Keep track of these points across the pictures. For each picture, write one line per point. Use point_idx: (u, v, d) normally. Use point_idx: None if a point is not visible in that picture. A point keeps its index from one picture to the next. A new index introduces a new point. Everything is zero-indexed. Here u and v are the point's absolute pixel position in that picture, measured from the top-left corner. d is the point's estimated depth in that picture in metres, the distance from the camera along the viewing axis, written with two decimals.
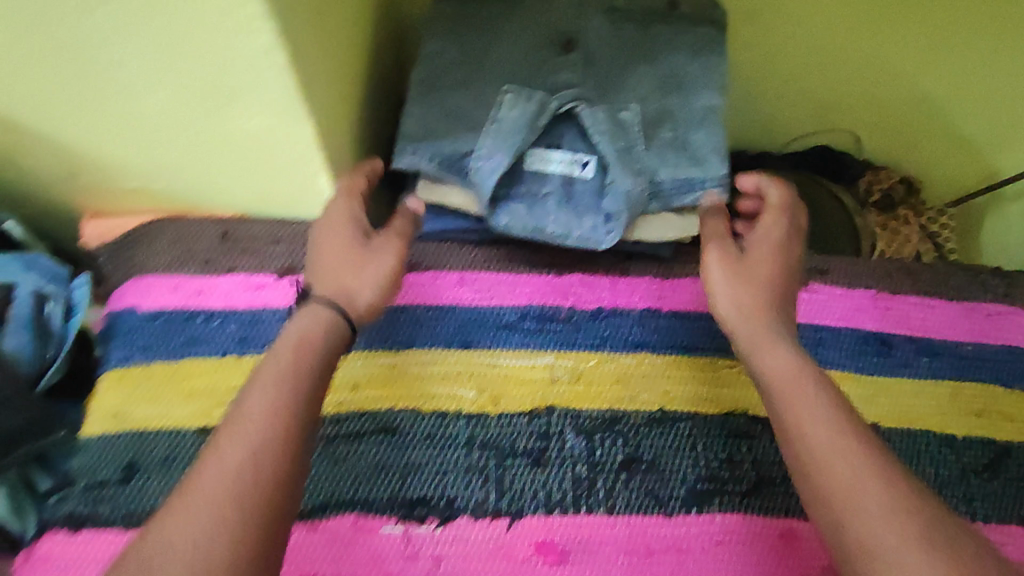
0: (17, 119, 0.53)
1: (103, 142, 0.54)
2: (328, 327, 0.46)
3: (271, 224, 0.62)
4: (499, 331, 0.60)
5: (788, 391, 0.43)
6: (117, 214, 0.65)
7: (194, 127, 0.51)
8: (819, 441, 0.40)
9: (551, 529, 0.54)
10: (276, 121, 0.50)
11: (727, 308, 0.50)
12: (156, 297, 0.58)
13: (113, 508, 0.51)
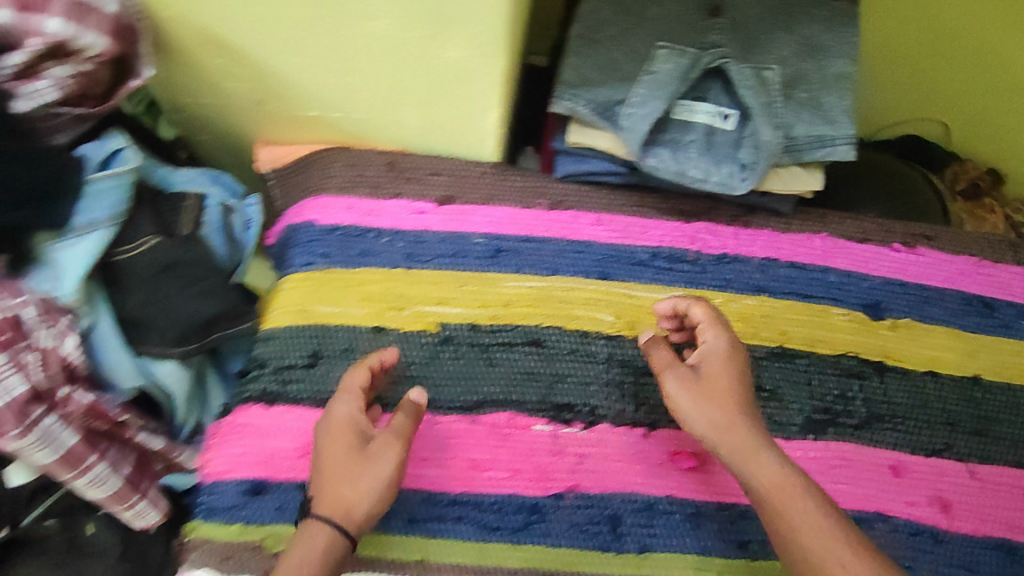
0: (232, 44, 0.58)
1: (302, 68, 0.60)
2: (334, 540, 0.47)
3: (431, 158, 0.68)
4: (634, 266, 0.66)
5: (777, 507, 0.47)
6: (287, 142, 0.72)
7: (395, 57, 0.57)
8: (809, 547, 0.46)
9: (683, 439, 0.60)
10: (475, 54, 0.55)
11: (696, 430, 0.52)
12: (332, 213, 0.65)
13: (301, 388, 0.58)
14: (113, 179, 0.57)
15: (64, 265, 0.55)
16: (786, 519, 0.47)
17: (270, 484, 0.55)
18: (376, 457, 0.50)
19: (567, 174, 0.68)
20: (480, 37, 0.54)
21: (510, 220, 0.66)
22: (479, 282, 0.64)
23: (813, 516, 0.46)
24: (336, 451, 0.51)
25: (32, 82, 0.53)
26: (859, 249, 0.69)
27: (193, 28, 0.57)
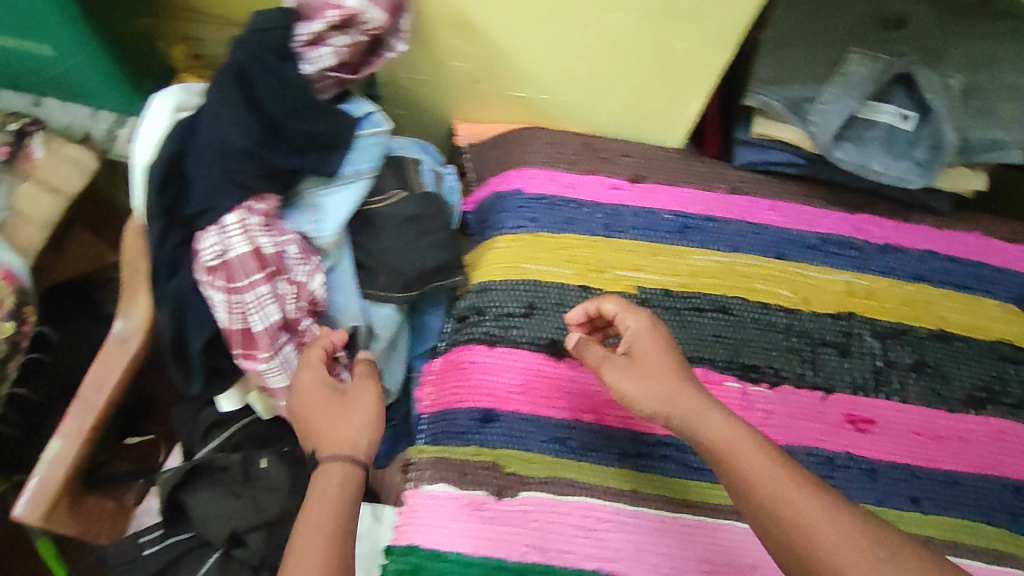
0: (477, 27, 0.65)
1: (533, 53, 0.67)
2: (349, 469, 0.54)
3: (622, 142, 0.75)
4: (806, 250, 0.72)
5: (732, 462, 0.46)
6: (484, 121, 0.79)
7: (626, 47, 0.63)
8: (759, 492, 0.44)
9: (858, 404, 0.66)
10: (706, 45, 0.62)
11: (648, 409, 0.52)
12: (539, 183, 0.72)
13: (521, 333, 0.66)
14: (373, 139, 0.66)
15: (326, 213, 0.64)
16: (738, 469, 0.46)
17: (500, 415, 0.63)
18: (355, 396, 0.59)
19: (746, 163, 0.74)
20: (718, 34, 0.60)
21: (693, 200, 0.73)
22: (671, 253, 0.70)
23: (760, 464, 0.45)
24: (314, 395, 0.59)
25: (317, 49, 0.61)
26: (1006, 248, 0.75)
27: (446, 13, 0.64)
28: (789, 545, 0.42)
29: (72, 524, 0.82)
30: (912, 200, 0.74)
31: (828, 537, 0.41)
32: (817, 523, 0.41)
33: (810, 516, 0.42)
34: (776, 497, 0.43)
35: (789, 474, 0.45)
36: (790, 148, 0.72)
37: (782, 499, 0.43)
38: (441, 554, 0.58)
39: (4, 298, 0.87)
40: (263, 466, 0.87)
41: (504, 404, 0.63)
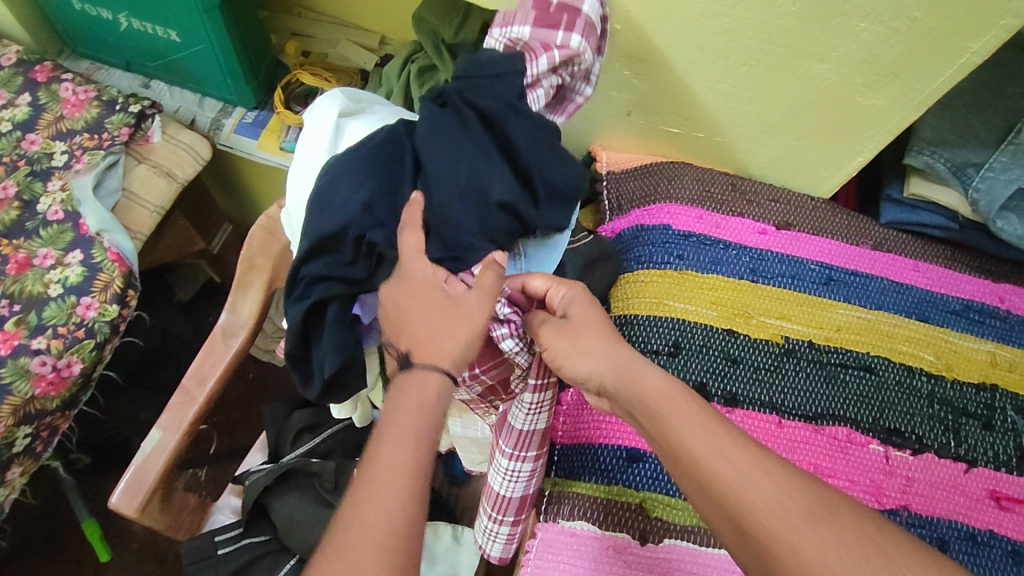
0: (660, 61, 0.67)
1: (709, 90, 0.68)
2: (445, 386, 0.55)
3: (771, 187, 0.76)
4: (949, 314, 0.72)
5: (659, 419, 0.49)
6: (628, 150, 0.81)
7: (810, 95, 0.65)
8: (695, 445, 0.47)
9: (1003, 482, 0.64)
10: (892, 104, 0.63)
11: (580, 373, 0.54)
12: (686, 222, 0.74)
13: None
14: None
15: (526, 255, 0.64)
16: (673, 426, 0.48)
17: (645, 456, 0.61)
18: (469, 308, 0.55)
19: (892, 221, 0.75)
20: (909, 95, 0.62)
21: (839, 253, 0.73)
22: (817, 305, 0.70)
23: (687, 419, 0.48)
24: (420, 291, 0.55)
25: (533, 90, 0.63)
26: None
27: (629, 43, 0.67)
28: (721, 500, 0.45)
29: (160, 519, 0.81)
30: None
31: (756, 495, 0.44)
32: (751, 481, 0.44)
33: (748, 478, 0.44)
34: (701, 454, 0.46)
35: (718, 432, 0.47)
36: (940, 210, 0.73)
37: (713, 456, 0.46)
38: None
39: (111, 280, 0.89)
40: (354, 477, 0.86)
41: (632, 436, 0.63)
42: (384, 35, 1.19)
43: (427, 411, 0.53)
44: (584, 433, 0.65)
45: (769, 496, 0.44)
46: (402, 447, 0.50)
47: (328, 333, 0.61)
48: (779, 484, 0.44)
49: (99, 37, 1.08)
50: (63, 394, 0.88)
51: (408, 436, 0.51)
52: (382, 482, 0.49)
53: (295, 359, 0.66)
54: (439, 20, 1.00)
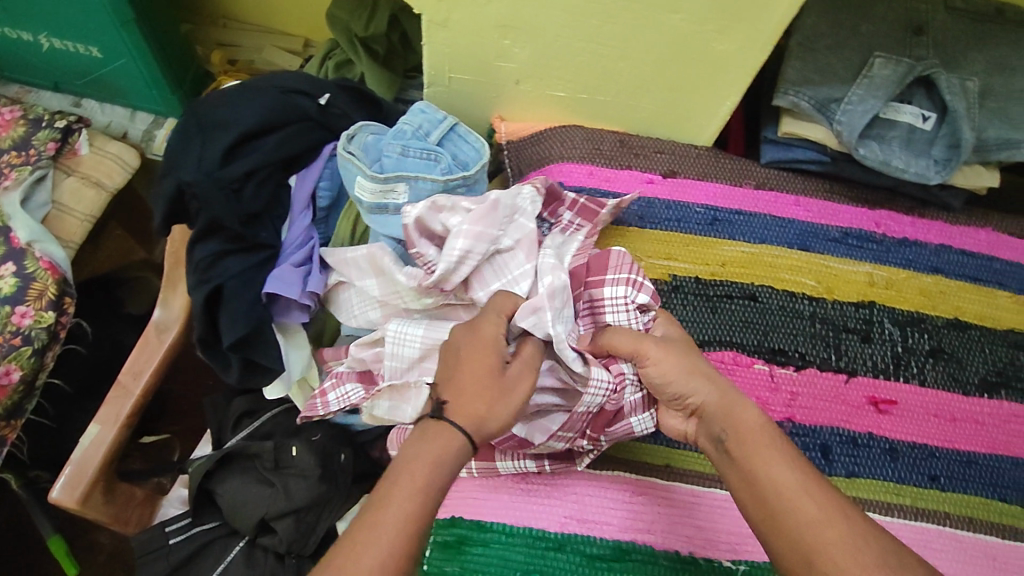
0: (530, 25, 0.71)
1: (580, 49, 0.73)
2: (455, 443, 0.54)
3: (656, 140, 0.81)
4: (829, 241, 0.76)
5: (752, 461, 0.54)
6: (523, 121, 0.86)
7: (670, 43, 0.69)
8: (769, 474, 0.53)
9: (880, 388, 0.68)
10: (744, 47, 0.68)
11: (685, 390, 0.58)
12: (578, 179, 0.77)
13: None
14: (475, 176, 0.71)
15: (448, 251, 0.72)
16: (770, 472, 0.53)
17: None
18: (512, 382, 0.56)
19: (772, 160, 0.79)
20: (756, 35, 0.66)
21: (723, 195, 0.78)
22: (703, 243, 0.74)
23: (777, 460, 0.53)
24: (476, 345, 0.57)
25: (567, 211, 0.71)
26: (1016, 243, 0.79)
27: (501, 14, 0.71)
28: (799, 533, 0.49)
29: (104, 511, 0.84)
30: (929, 196, 0.78)
31: (825, 533, 0.49)
32: (835, 530, 0.49)
33: (815, 519, 0.49)
34: (791, 495, 0.51)
35: (804, 473, 0.52)
36: (813, 145, 0.77)
37: (796, 488, 0.51)
38: (485, 523, 0.61)
39: (45, 288, 0.92)
40: (293, 456, 0.87)
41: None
42: (308, 38, 1.25)
43: (423, 465, 0.52)
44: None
45: (838, 540, 0.48)
46: (404, 504, 0.50)
47: (230, 308, 0.68)
48: (851, 531, 0.49)
49: (25, 60, 1.11)
50: (5, 402, 0.91)
51: (410, 495, 0.51)
52: (387, 531, 0.49)
53: (207, 343, 0.72)
54: (350, 15, 1.05)
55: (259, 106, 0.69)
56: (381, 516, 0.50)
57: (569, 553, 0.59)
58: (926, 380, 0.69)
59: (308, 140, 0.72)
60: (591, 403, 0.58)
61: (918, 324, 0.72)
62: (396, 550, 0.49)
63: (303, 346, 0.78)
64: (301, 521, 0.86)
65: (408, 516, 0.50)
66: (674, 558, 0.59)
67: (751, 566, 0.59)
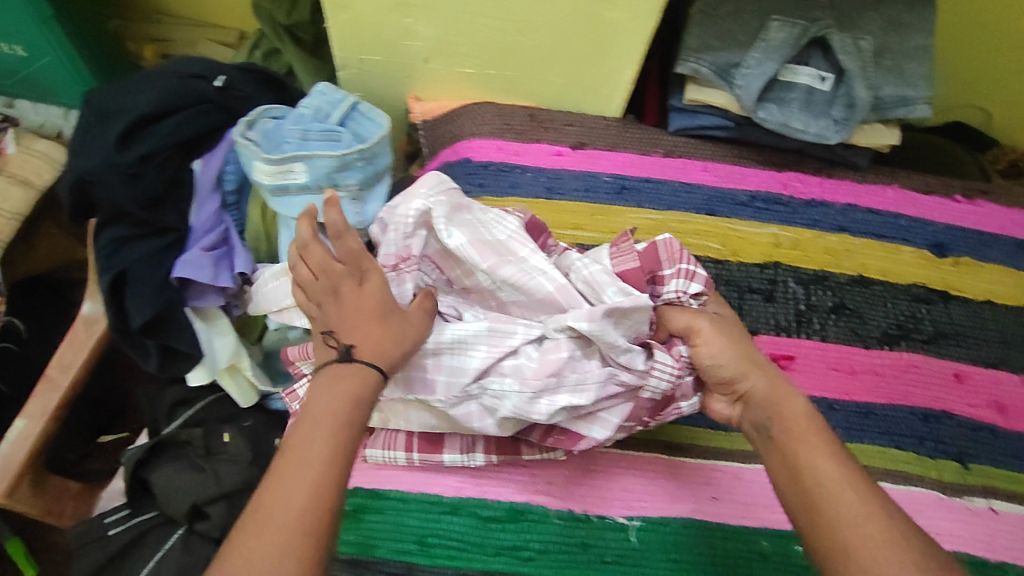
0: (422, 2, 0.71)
1: (475, 24, 0.73)
2: (366, 376, 0.52)
3: (566, 113, 0.81)
4: (736, 205, 0.77)
5: (795, 453, 0.51)
6: (440, 100, 0.86)
7: (560, 15, 0.69)
8: (817, 469, 0.49)
9: (781, 345, 0.69)
10: (633, 14, 0.68)
11: (730, 374, 0.56)
12: (485, 153, 0.77)
13: None
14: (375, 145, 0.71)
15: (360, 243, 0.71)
16: (810, 462, 0.50)
17: None
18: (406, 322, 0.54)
19: (680, 128, 0.80)
20: (642, 2, 0.67)
21: (632, 163, 0.78)
22: (609, 212, 0.75)
23: (820, 452, 0.50)
24: (364, 295, 0.54)
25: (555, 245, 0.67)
26: (922, 199, 0.80)
27: None
28: (836, 527, 0.46)
29: (35, 504, 0.84)
30: (835, 156, 0.80)
31: (866, 533, 0.45)
32: (877, 527, 0.45)
33: (853, 519, 0.45)
34: (830, 487, 0.48)
35: (846, 466, 0.49)
36: (717, 111, 0.78)
37: (842, 486, 0.47)
38: (378, 492, 0.60)
39: None
40: (225, 441, 0.90)
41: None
42: (241, 30, 1.24)
43: (336, 398, 0.50)
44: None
45: (879, 538, 0.44)
46: (317, 444, 0.48)
47: (135, 294, 0.69)
48: (892, 531, 0.45)
49: None
50: None
51: (327, 435, 0.49)
52: (298, 481, 0.46)
53: (121, 331, 0.73)
54: (273, 3, 1.05)
55: (154, 92, 0.69)
56: (296, 471, 0.47)
57: (463, 517, 0.59)
58: (827, 336, 0.70)
59: (208, 123, 0.72)
60: (656, 388, 0.56)
61: (822, 282, 0.73)
62: (310, 505, 0.46)
63: (226, 333, 0.78)
64: (232, 505, 0.87)
65: (326, 464, 0.47)
66: (569, 517, 0.59)
67: (646, 521, 0.60)
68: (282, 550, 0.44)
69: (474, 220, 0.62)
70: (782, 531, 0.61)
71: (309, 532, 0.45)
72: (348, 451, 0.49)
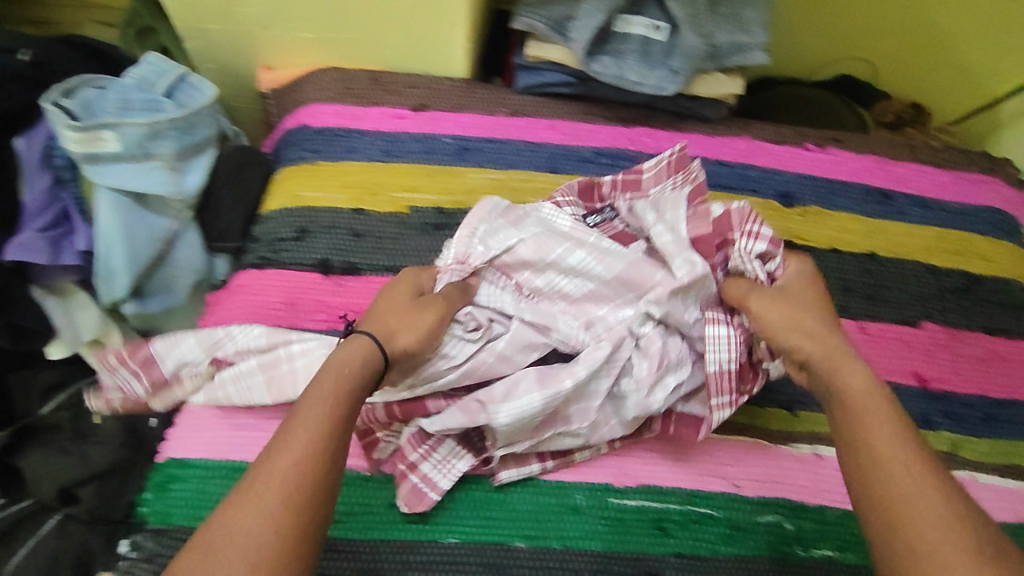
0: None
1: None
2: (370, 350, 0.54)
3: (410, 75, 0.79)
4: (580, 162, 0.76)
5: (861, 426, 0.49)
6: (290, 68, 0.82)
7: None
8: (880, 443, 0.48)
9: None
10: None
11: (789, 342, 0.55)
12: (322, 118, 0.75)
13: (300, 255, 0.69)
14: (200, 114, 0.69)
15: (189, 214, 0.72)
16: (867, 437, 0.48)
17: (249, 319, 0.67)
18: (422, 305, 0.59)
19: (526, 86, 0.78)
20: None
21: (475, 124, 0.76)
22: (447, 173, 0.74)
23: (882, 422, 0.49)
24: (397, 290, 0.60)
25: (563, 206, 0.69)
26: (774, 149, 0.79)
27: None
28: (889, 502, 0.45)
29: None
30: (683, 109, 0.78)
31: (918, 509, 0.44)
32: (923, 502, 0.44)
33: (911, 495, 0.45)
34: (889, 462, 0.47)
35: (907, 441, 0.48)
36: (558, 67, 0.76)
37: (894, 460, 0.47)
38: (188, 462, 0.62)
39: None
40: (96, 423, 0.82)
41: (295, 319, 0.67)
42: (119, 7, 1.21)
43: (351, 376, 0.52)
44: (245, 318, 0.67)
45: (936, 514, 0.44)
46: (314, 408, 0.49)
47: None
48: (953, 510, 0.44)
49: None
50: None
51: (320, 411, 0.49)
52: (288, 447, 0.47)
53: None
54: None
55: None
56: (285, 438, 0.47)
57: None
58: None
59: (21, 99, 0.70)
60: (719, 359, 0.59)
61: None
62: (301, 474, 0.46)
63: (86, 306, 0.79)
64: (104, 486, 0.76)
65: (314, 435, 0.47)
66: (401, 483, 0.63)
67: (461, 478, 0.63)
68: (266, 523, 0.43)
69: (545, 219, 0.67)
70: (601, 485, 0.64)
71: (298, 503, 0.45)
72: (346, 423, 0.49)
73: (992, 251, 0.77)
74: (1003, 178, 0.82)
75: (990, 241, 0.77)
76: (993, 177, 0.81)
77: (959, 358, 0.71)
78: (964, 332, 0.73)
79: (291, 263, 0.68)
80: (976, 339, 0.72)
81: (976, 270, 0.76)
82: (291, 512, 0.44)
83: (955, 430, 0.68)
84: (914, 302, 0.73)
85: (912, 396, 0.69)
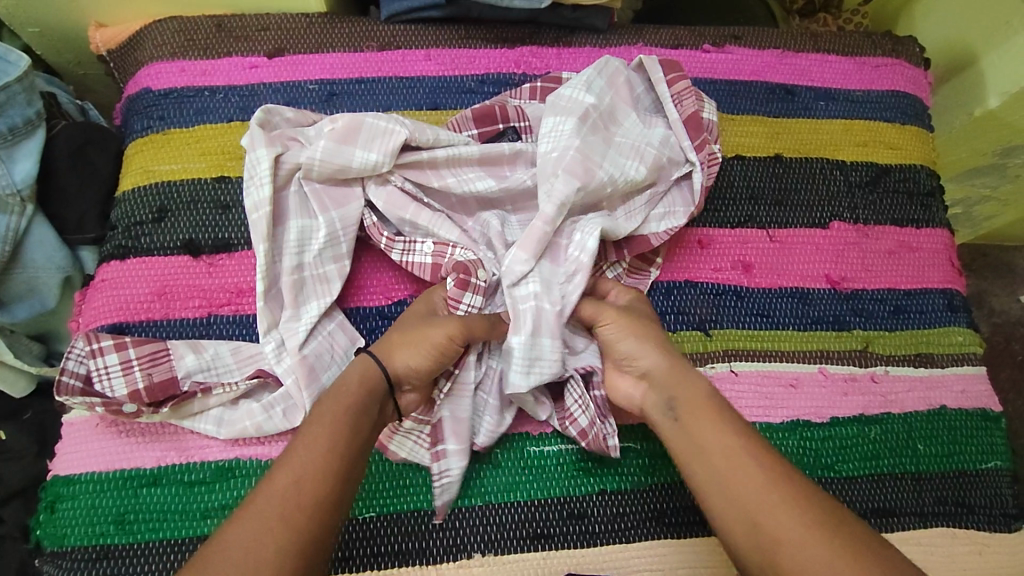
0: None
1: None
2: (370, 369, 0.53)
3: (259, 15, 0.69)
4: (463, 94, 0.70)
5: (695, 430, 0.51)
6: (123, 23, 0.70)
7: None
8: (719, 452, 0.49)
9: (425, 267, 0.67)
10: None
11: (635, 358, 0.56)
12: (166, 79, 0.66)
13: (161, 238, 0.62)
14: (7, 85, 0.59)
15: (25, 206, 0.61)
16: (726, 467, 0.49)
17: (122, 318, 0.59)
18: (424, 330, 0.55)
19: (392, 15, 0.70)
20: None
21: (341, 65, 0.69)
22: None
23: (716, 430, 0.51)
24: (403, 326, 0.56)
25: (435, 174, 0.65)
26: (670, 54, 0.74)
27: None
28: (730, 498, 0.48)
29: None
30: (569, 21, 0.72)
31: (768, 512, 0.46)
32: (767, 495, 0.47)
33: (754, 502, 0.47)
34: (751, 494, 0.47)
35: (742, 440, 0.50)
36: None
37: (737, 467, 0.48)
38: (69, 478, 0.56)
39: None
40: (2, 439, 0.72)
41: (170, 310, 0.60)
42: None
43: (351, 395, 0.51)
44: (114, 319, 0.59)
45: (787, 518, 0.45)
46: (325, 427, 0.48)
47: None
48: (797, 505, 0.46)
49: None
50: None
51: (324, 422, 0.48)
52: (298, 460, 0.46)
53: None
54: None
55: None
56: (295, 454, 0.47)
57: (168, 486, 0.56)
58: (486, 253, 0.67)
59: None
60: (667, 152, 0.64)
61: None
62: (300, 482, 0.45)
63: None
64: (32, 502, 0.72)
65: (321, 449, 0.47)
66: None
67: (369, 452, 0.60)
68: (275, 509, 0.44)
69: (378, 132, 0.59)
70: (514, 436, 0.62)
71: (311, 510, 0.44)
72: (350, 436, 0.48)
73: (898, 138, 0.75)
74: (906, 58, 0.78)
75: (896, 128, 0.75)
76: (897, 59, 0.78)
77: (866, 254, 0.70)
78: (873, 227, 0.71)
79: (154, 248, 0.62)
80: (886, 234, 0.71)
81: (882, 161, 0.74)
82: (297, 528, 0.43)
83: (866, 325, 0.68)
84: (823, 201, 0.71)
85: (823, 299, 0.68)
